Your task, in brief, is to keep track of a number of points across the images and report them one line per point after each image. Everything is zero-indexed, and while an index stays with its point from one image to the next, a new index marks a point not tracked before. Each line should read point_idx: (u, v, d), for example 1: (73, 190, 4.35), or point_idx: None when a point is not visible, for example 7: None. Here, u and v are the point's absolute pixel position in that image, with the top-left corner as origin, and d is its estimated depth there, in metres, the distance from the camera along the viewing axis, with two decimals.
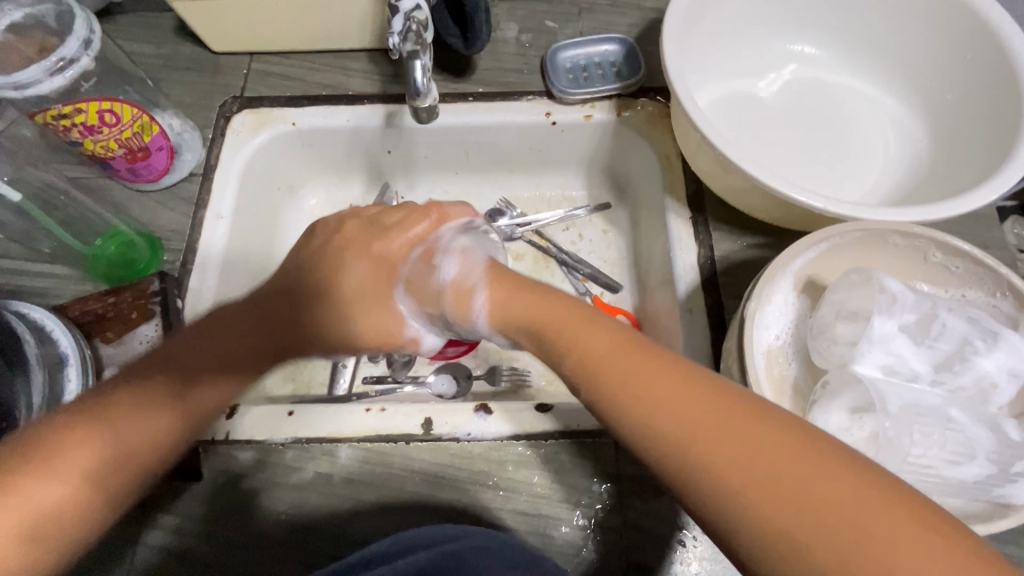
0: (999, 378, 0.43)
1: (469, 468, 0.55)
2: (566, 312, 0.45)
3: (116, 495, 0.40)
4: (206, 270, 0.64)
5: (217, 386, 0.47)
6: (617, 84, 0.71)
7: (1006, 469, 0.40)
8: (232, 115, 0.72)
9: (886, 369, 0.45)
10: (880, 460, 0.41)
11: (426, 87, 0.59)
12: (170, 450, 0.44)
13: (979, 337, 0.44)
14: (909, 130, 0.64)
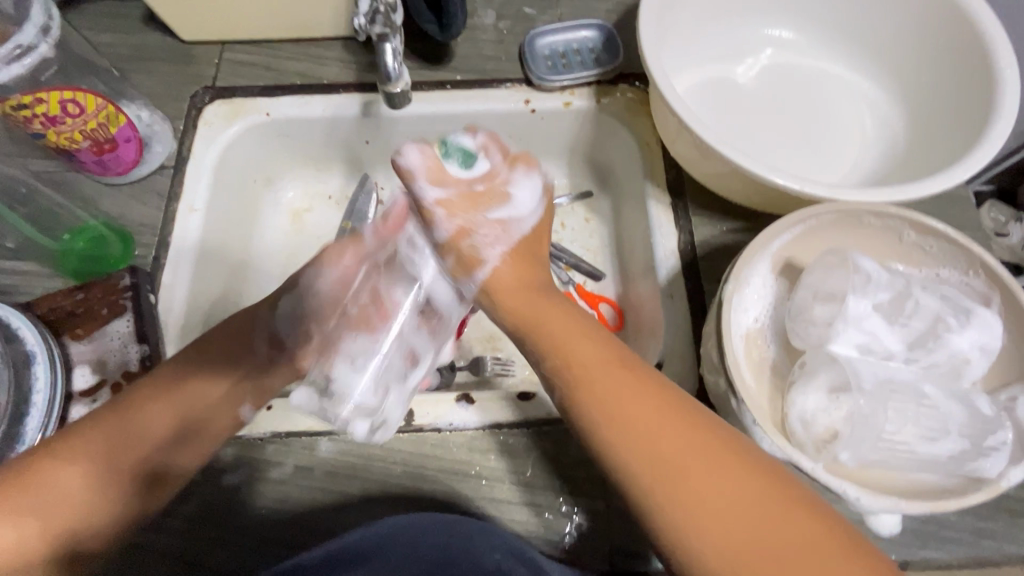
0: (972, 355, 0.44)
1: (451, 458, 0.54)
2: (574, 324, 0.47)
3: (131, 497, 0.47)
4: (180, 264, 0.63)
5: (222, 405, 0.52)
6: (595, 70, 0.71)
7: (979, 444, 0.41)
8: (204, 106, 0.70)
9: (862, 349, 0.45)
10: (855, 437, 0.41)
11: (399, 71, 0.58)
12: (174, 458, 0.49)
13: (952, 315, 0.44)
14: (886, 114, 0.64)
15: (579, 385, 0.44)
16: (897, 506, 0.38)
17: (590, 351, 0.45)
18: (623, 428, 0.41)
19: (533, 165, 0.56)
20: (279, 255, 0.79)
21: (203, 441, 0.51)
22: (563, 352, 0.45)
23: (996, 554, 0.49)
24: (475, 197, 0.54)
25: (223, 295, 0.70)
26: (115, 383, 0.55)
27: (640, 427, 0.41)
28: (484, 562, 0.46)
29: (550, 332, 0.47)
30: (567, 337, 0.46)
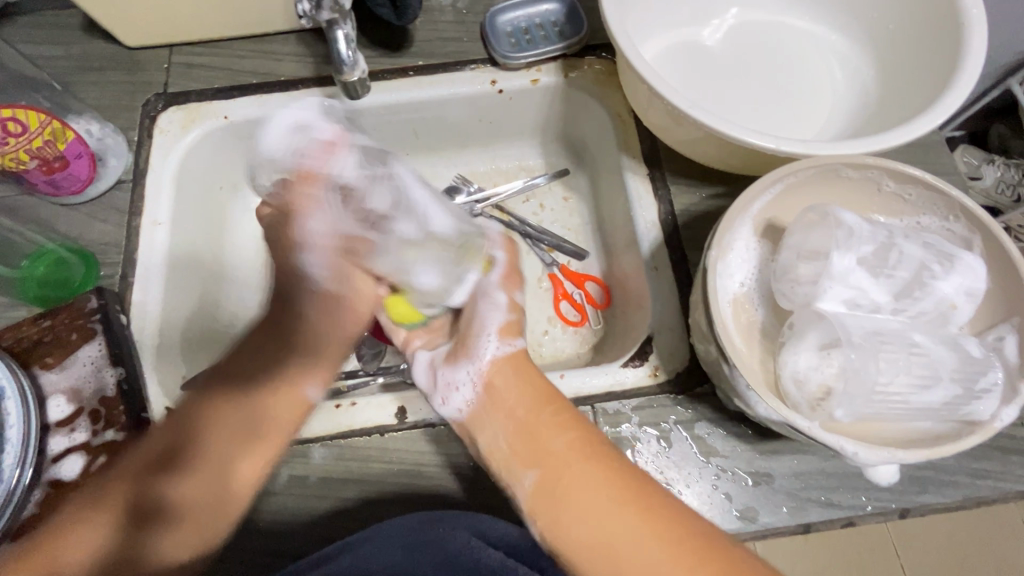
0: (958, 300, 0.44)
1: (447, 453, 0.53)
2: (556, 420, 0.47)
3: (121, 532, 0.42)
4: (149, 281, 0.61)
5: (237, 443, 0.47)
6: (560, 44, 0.69)
7: (971, 387, 0.41)
8: (158, 114, 0.67)
9: (848, 303, 0.45)
10: (848, 393, 0.41)
11: (352, 59, 0.56)
12: (166, 485, 0.44)
13: (936, 262, 0.44)
14: (856, 66, 0.63)
15: (553, 482, 0.44)
16: (895, 457, 0.39)
17: (564, 450, 0.45)
18: (585, 525, 0.42)
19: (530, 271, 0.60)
20: (255, 262, 0.77)
21: (212, 480, 0.46)
22: (537, 450, 0.46)
23: (994, 493, 0.50)
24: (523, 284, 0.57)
25: (199, 309, 0.67)
26: (93, 410, 0.53)
27: (600, 526, 0.41)
28: (485, 562, 0.45)
29: (528, 426, 0.47)
30: (549, 435, 0.46)
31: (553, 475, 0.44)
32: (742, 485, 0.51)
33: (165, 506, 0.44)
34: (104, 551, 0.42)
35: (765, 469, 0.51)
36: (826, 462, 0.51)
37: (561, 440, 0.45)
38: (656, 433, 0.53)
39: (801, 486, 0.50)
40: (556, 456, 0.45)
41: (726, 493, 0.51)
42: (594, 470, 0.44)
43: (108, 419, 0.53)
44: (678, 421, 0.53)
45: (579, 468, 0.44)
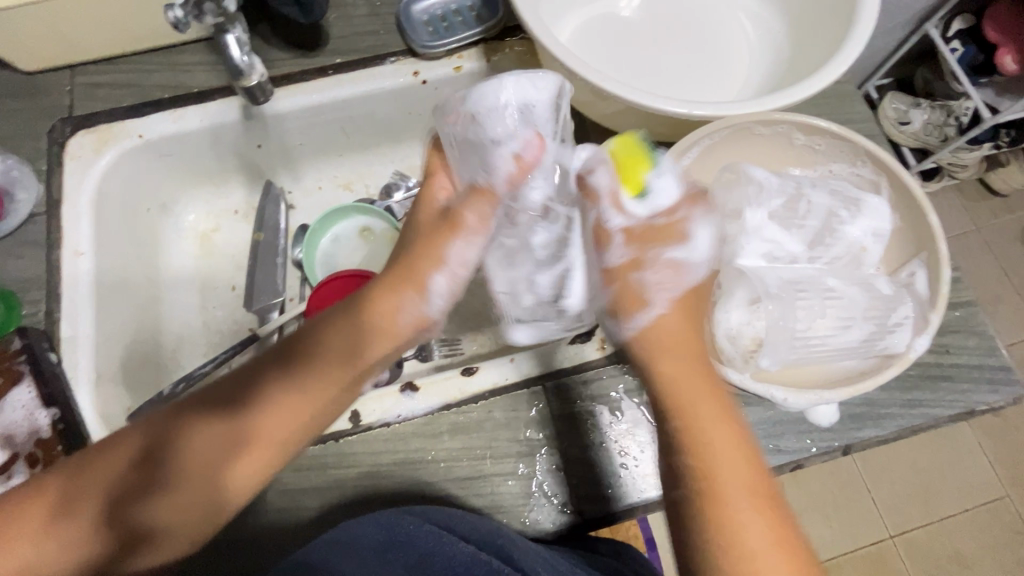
0: (865, 241, 0.47)
1: (405, 449, 0.53)
2: (708, 391, 0.40)
3: (88, 546, 0.39)
4: (78, 314, 0.58)
5: (253, 470, 0.42)
6: (478, 28, 0.68)
7: (884, 323, 0.44)
8: (67, 139, 0.64)
9: (768, 256, 0.47)
10: (772, 343, 0.43)
11: (247, 63, 0.56)
12: (139, 509, 0.40)
13: (842, 207, 0.47)
14: (767, 24, 0.65)
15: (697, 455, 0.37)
16: (821, 399, 0.41)
17: (715, 423, 0.38)
18: (717, 510, 0.36)
19: (698, 209, 0.45)
20: (196, 282, 0.75)
21: (189, 500, 0.41)
22: (685, 419, 0.39)
23: (926, 419, 0.53)
24: (658, 229, 0.45)
25: (139, 336, 0.65)
26: (29, 454, 0.51)
27: (736, 515, 0.35)
28: (457, 554, 0.44)
29: (701, 424, 0.38)
30: (700, 407, 0.39)
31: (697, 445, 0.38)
32: None
33: (170, 529, 0.41)
34: (83, 562, 0.39)
35: None
36: (771, 411, 0.53)
37: (735, 463, 0.37)
38: (604, 402, 0.54)
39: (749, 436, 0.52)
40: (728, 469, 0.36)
41: None
42: (738, 457, 0.37)
43: (46, 462, 0.51)
44: (626, 389, 0.54)
45: (743, 494, 0.36)
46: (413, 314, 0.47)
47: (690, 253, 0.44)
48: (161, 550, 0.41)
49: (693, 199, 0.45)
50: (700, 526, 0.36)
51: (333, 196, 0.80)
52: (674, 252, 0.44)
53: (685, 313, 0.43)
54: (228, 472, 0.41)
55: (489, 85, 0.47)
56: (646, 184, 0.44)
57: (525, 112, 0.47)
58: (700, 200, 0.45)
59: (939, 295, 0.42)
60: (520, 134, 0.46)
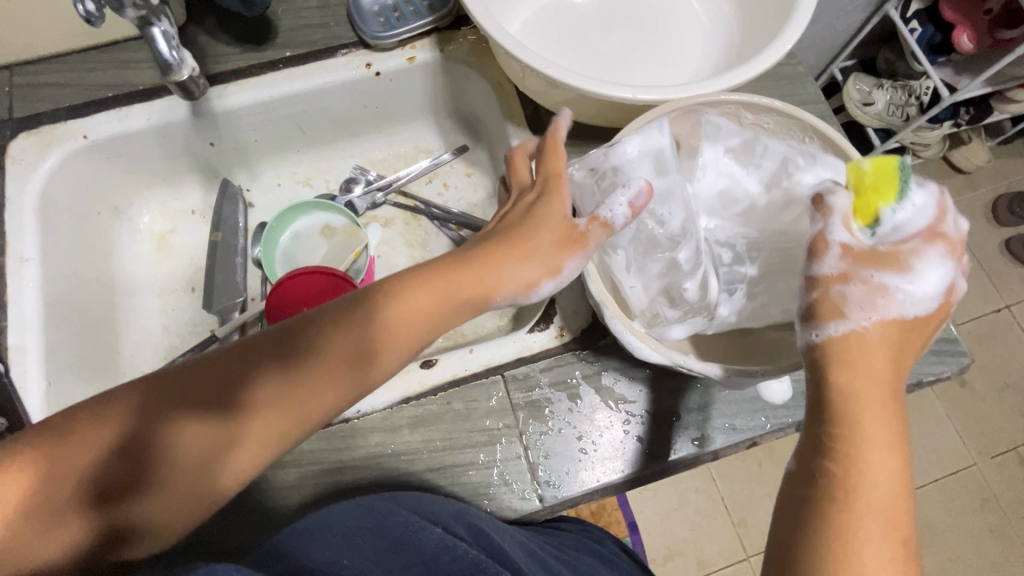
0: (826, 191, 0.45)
1: (366, 443, 0.53)
2: (885, 395, 0.35)
3: (69, 536, 0.36)
4: (26, 322, 0.57)
5: (255, 455, 0.41)
6: (430, 18, 0.67)
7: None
8: (7, 142, 0.62)
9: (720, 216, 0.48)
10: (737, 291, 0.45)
11: (178, 58, 0.54)
12: (132, 491, 0.38)
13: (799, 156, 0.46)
14: (718, 8, 0.65)
15: (851, 457, 0.34)
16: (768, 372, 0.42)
17: (887, 435, 0.34)
18: (848, 515, 0.32)
19: (936, 236, 0.39)
20: (154, 284, 0.74)
21: (185, 487, 0.39)
22: (858, 422, 0.34)
23: None
24: (885, 255, 0.38)
25: (93, 343, 0.64)
26: None
27: (869, 523, 0.32)
28: (427, 541, 0.43)
29: (870, 415, 0.34)
30: (880, 412, 0.35)
31: (859, 453, 0.34)
32: (651, 425, 0.53)
33: (166, 509, 0.39)
34: (65, 553, 0.36)
35: (671, 407, 0.53)
36: (725, 391, 0.54)
37: (888, 459, 0.34)
38: (563, 390, 0.54)
39: (704, 417, 0.53)
40: (881, 465, 0.34)
41: (637, 436, 0.53)
42: (890, 470, 0.33)
43: None
44: (586, 375, 0.54)
45: (891, 491, 0.33)
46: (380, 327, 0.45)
47: (908, 286, 0.37)
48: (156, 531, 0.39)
49: (935, 235, 0.39)
50: (822, 523, 0.33)
51: (293, 193, 0.79)
52: (895, 280, 0.37)
53: (896, 339, 0.37)
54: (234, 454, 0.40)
55: (650, 129, 0.46)
56: (878, 214, 0.40)
57: (660, 160, 0.46)
58: (947, 240, 0.39)
59: None
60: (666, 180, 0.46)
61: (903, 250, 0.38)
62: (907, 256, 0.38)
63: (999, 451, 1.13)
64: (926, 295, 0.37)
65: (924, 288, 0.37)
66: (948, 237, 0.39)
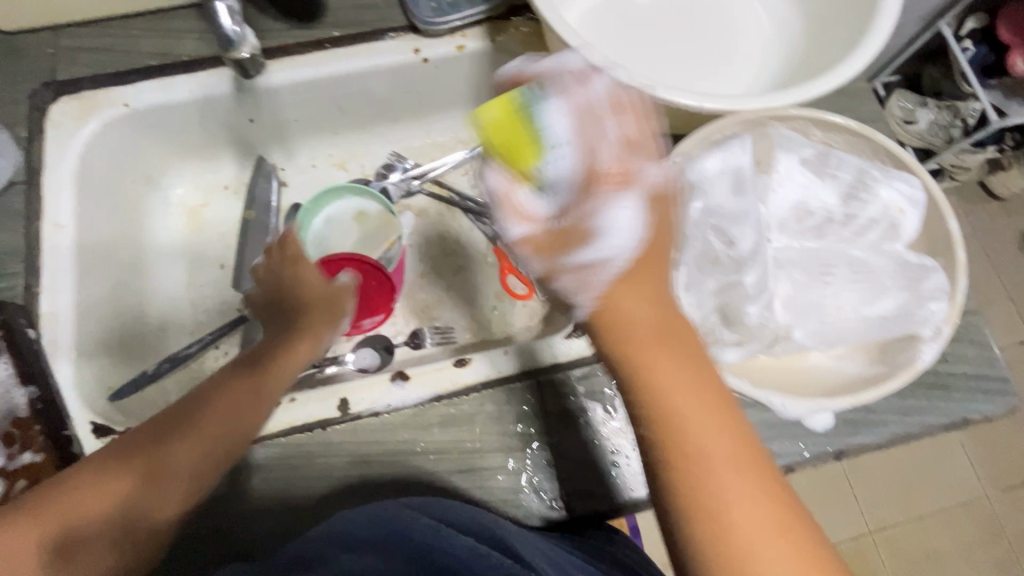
0: (904, 204, 0.41)
1: (395, 439, 0.52)
2: (672, 355, 0.36)
3: (123, 491, 0.42)
4: (59, 289, 0.56)
5: (253, 415, 0.47)
6: (483, 6, 0.65)
7: (917, 291, 0.40)
8: (48, 105, 0.61)
9: (799, 226, 0.42)
10: (798, 321, 0.40)
11: (239, 33, 0.53)
12: (172, 450, 0.44)
13: (875, 168, 0.42)
14: (782, 15, 0.62)
15: (675, 448, 0.35)
16: (821, 406, 0.39)
17: (696, 406, 0.36)
18: (711, 503, 0.34)
19: (627, 177, 0.39)
20: (183, 258, 0.73)
21: (215, 442, 0.45)
22: (667, 403, 0.36)
23: (920, 427, 0.52)
24: (564, 234, 0.39)
25: (121, 314, 0.63)
26: (6, 433, 0.49)
27: (734, 502, 0.34)
28: (461, 548, 0.43)
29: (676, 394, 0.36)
30: (673, 384, 0.36)
31: (683, 438, 0.35)
32: None
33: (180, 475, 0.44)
34: (119, 508, 0.41)
35: None
36: (764, 413, 0.52)
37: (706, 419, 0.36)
38: (598, 400, 0.53)
39: None
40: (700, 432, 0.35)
41: None
42: (721, 441, 0.35)
43: (24, 442, 0.49)
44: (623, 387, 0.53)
45: (721, 456, 0.35)
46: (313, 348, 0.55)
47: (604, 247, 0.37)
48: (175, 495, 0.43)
49: (595, 176, 0.39)
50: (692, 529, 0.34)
51: (327, 175, 0.77)
52: (591, 254, 0.37)
53: (649, 284, 0.38)
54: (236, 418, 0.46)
55: (732, 146, 0.40)
56: (540, 171, 0.40)
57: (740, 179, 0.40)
58: (608, 174, 0.39)
59: (956, 301, 0.39)
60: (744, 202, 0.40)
61: (581, 201, 0.39)
62: (586, 216, 0.38)
63: (1016, 486, 1.10)
64: (623, 244, 0.37)
65: (609, 247, 0.38)
66: (615, 171, 0.39)
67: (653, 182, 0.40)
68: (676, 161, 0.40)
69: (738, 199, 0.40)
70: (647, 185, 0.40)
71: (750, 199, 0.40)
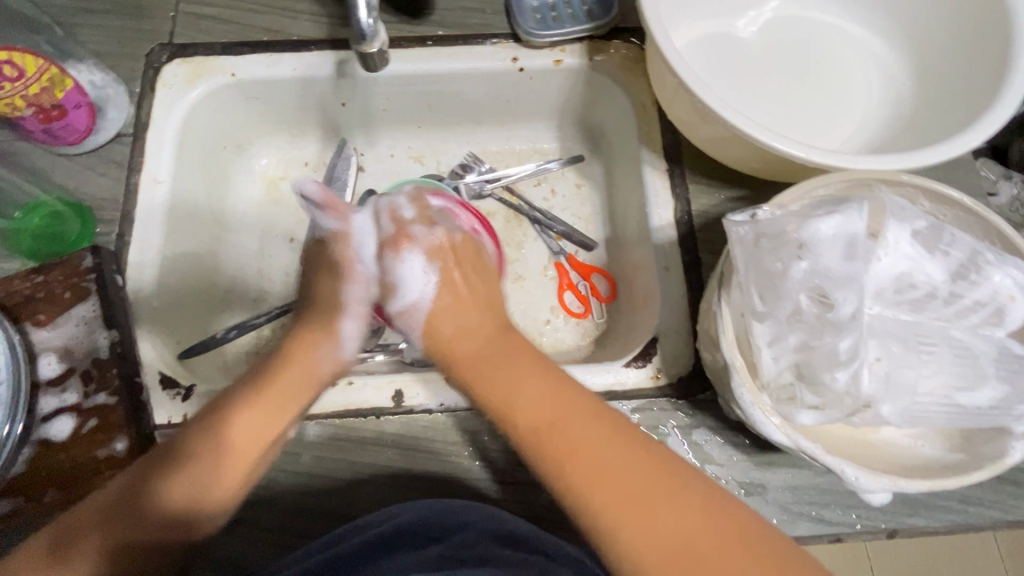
0: (1016, 291, 0.40)
1: (445, 439, 0.53)
2: (540, 371, 0.42)
3: (124, 482, 0.42)
4: (148, 241, 0.59)
5: (258, 414, 0.46)
6: (588, 25, 0.65)
7: (1018, 386, 0.38)
8: (162, 66, 0.64)
9: (897, 292, 0.41)
10: (888, 395, 0.39)
11: (374, 29, 0.53)
12: (178, 437, 0.44)
13: (989, 250, 0.41)
14: (892, 72, 0.61)
15: (527, 429, 0.40)
16: (895, 484, 0.38)
17: (538, 402, 0.40)
18: (586, 486, 0.36)
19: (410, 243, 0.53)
20: (256, 225, 0.75)
21: (213, 436, 0.44)
22: (508, 389, 0.41)
23: (982, 520, 0.50)
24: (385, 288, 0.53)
25: (196, 272, 0.66)
26: (84, 371, 0.52)
27: (605, 484, 0.36)
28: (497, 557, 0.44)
29: (547, 418, 0.39)
30: (510, 384, 0.41)
31: (536, 423, 0.39)
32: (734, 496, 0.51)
33: (184, 460, 0.42)
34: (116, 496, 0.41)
35: (759, 480, 0.51)
36: (820, 478, 0.51)
37: (581, 424, 0.38)
38: (652, 435, 0.52)
39: (793, 499, 0.51)
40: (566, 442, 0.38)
41: None
42: (572, 409, 0.39)
43: (100, 381, 0.51)
44: (677, 426, 0.53)
45: (598, 445, 0.37)
46: (332, 358, 0.51)
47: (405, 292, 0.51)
48: (175, 487, 0.42)
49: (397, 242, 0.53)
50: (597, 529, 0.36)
51: (403, 166, 0.78)
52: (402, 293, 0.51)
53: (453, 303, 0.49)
54: (244, 411, 0.45)
55: (852, 209, 0.39)
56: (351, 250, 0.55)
57: (853, 244, 0.39)
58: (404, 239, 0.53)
59: None
60: (853, 267, 0.39)
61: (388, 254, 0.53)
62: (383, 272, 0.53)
63: None
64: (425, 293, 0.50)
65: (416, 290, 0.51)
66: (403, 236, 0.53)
67: (751, 234, 0.41)
68: (780, 215, 0.41)
69: (847, 264, 0.39)
70: (744, 235, 0.41)
71: (859, 262, 0.39)
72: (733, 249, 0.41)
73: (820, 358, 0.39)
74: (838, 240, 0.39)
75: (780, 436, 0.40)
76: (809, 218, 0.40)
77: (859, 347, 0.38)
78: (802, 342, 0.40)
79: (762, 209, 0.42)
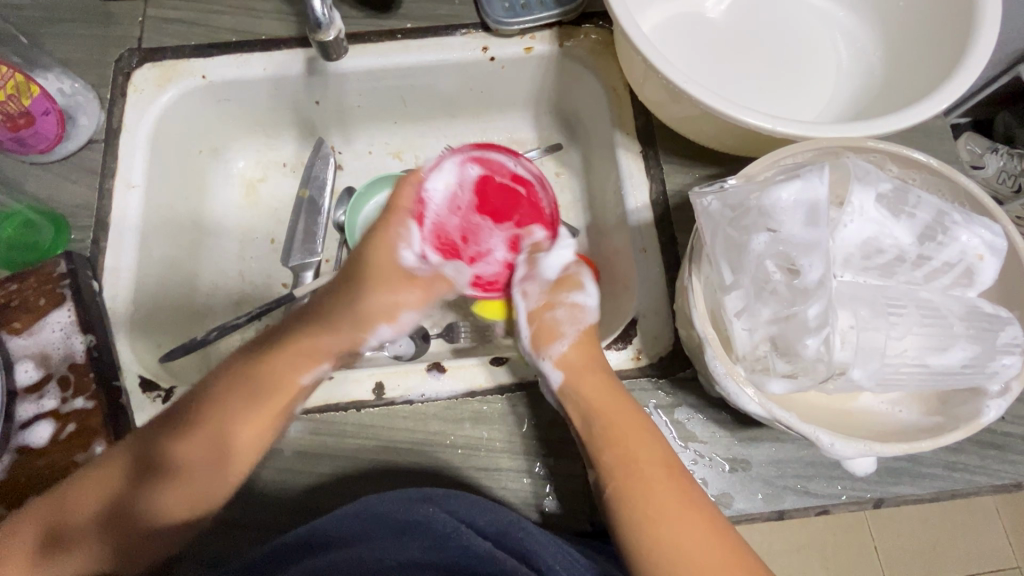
0: (984, 250, 0.40)
1: (425, 430, 0.53)
2: (614, 387, 0.50)
3: (113, 489, 0.45)
4: (122, 246, 0.59)
5: (252, 428, 0.48)
6: (556, 10, 0.65)
7: (989, 344, 0.38)
8: (132, 71, 0.64)
9: (867, 257, 0.41)
10: (861, 360, 0.38)
11: (328, 17, 0.54)
12: (167, 448, 0.46)
13: (955, 210, 0.40)
14: (860, 44, 0.61)
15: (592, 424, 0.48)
16: (869, 449, 0.38)
17: (613, 405, 0.48)
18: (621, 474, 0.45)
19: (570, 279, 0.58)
20: (235, 228, 0.75)
21: (208, 447, 0.46)
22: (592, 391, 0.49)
23: (969, 486, 0.50)
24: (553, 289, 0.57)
25: (175, 276, 0.65)
26: (62, 377, 0.52)
27: (642, 479, 0.44)
28: (473, 547, 0.44)
29: (611, 420, 0.47)
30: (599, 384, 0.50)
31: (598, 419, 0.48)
32: (719, 472, 0.50)
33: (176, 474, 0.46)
34: (105, 503, 0.44)
35: (743, 455, 0.51)
36: (804, 450, 0.51)
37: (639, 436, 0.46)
38: None
39: (778, 472, 0.50)
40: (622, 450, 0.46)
41: (702, 478, 0.50)
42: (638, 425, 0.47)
43: (78, 387, 0.51)
44: (659, 405, 0.53)
45: (645, 459, 0.45)
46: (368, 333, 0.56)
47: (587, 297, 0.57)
48: (167, 497, 0.46)
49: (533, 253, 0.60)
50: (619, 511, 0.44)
51: (381, 163, 0.78)
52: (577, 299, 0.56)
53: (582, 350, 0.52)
54: (235, 422, 0.47)
55: (813, 177, 0.39)
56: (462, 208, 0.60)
57: (814, 210, 0.39)
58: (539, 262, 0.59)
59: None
60: (818, 234, 0.39)
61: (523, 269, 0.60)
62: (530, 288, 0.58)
63: None
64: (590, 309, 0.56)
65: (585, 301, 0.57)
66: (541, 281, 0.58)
67: (717, 206, 0.41)
68: (744, 186, 0.41)
69: (812, 230, 0.39)
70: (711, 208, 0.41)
71: (826, 228, 0.39)
72: (701, 221, 0.41)
73: (791, 327, 0.39)
74: (802, 206, 0.39)
75: (753, 409, 0.40)
76: (773, 185, 0.39)
77: (830, 312, 0.38)
78: (773, 313, 0.40)
79: (728, 182, 0.42)
